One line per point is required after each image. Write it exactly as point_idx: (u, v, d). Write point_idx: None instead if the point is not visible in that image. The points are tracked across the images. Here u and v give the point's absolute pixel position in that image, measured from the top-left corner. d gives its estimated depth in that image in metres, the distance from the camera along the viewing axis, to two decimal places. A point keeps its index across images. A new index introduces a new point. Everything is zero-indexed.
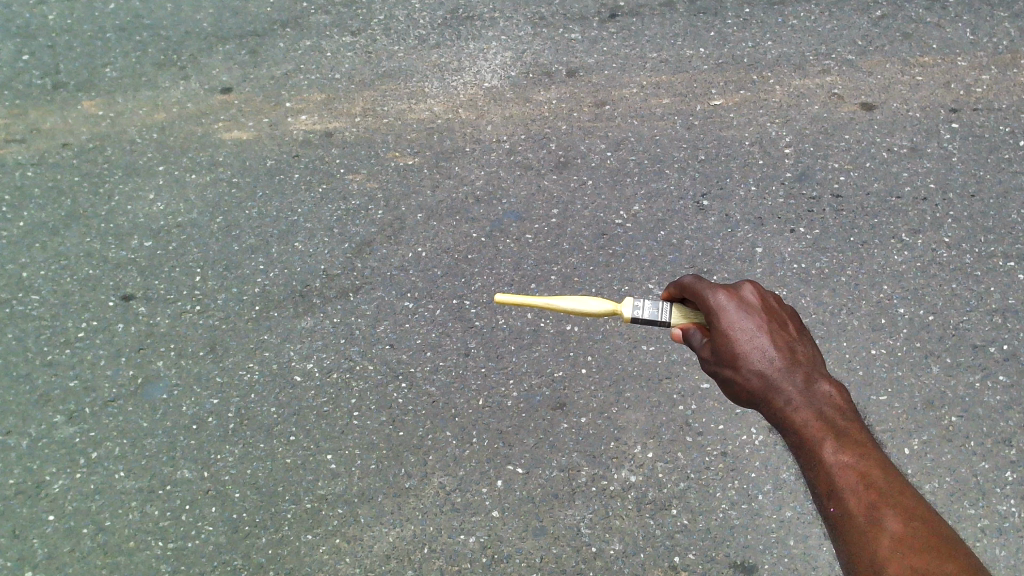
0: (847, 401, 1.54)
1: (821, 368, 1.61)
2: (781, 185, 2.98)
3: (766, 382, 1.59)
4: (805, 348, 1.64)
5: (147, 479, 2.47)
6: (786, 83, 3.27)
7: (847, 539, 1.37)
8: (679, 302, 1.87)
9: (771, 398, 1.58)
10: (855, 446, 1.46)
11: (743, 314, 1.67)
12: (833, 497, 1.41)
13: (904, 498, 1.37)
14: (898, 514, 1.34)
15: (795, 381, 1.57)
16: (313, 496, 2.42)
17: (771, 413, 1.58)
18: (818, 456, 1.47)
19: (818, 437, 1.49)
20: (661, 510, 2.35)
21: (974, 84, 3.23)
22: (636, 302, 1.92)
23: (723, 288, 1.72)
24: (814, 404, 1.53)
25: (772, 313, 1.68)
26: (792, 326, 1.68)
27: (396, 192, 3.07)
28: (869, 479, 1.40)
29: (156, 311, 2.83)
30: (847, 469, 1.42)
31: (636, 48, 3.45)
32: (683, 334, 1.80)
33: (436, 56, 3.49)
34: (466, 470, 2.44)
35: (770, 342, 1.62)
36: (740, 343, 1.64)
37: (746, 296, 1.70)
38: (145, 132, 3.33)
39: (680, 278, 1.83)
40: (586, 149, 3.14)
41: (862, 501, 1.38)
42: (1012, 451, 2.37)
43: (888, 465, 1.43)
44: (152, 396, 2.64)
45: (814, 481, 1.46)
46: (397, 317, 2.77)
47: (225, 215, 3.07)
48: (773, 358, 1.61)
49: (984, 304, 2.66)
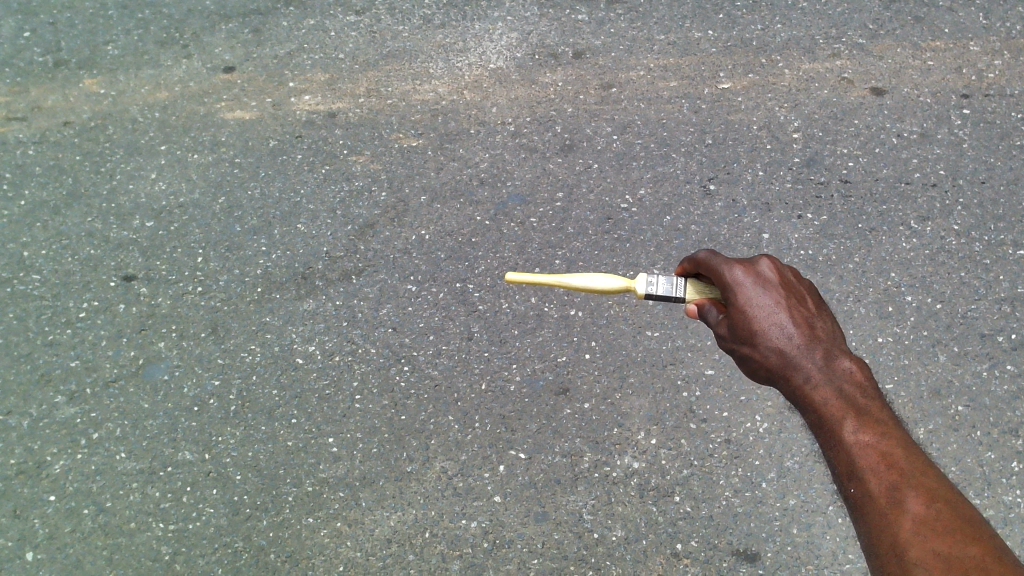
0: (868, 377, 1.51)
1: (840, 344, 1.58)
2: (789, 170, 2.95)
3: (785, 359, 1.55)
4: (824, 323, 1.60)
5: (148, 460, 2.46)
6: (796, 67, 3.23)
7: (867, 521, 1.35)
8: (694, 278, 1.86)
9: (789, 375, 1.54)
10: (876, 425, 1.43)
11: (760, 290, 1.64)
12: (853, 478, 1.39)
13: (926, 478, 1.35)
14: (920, 495, 1.33)
15: (814, 357, 1.53)
16: (314, 480, 2.41)
17: (789, 391, 1.55)
18: (838, 436, 1.44)
19: (837, 415, 1.46)
20: (664, 497, 2.33)
21: (986, 69, 3.19)
22: (650, 279, 1.91)
23: (739, 263, 1.70)
24: (834, 380, 1.50)
25: (789, 289, 1.64)
26: (811, 301, 1.64)
27: (399, 174, 3.05)
28: (890, 459, 1.38)
29: (157, 292, 2.82)
30: (867, 448, 1.40)
31: (643, 31, 3.41)
32: (699, 310, 1.78)
33: (441, 37, 3.45)
34: (468, 455, 2.43)
35: (789, 318, 1.59)
36: (758, 320, 1.61)
37: (763, 271, 1.67)
38: (147, 111, 3.30)
39: (696, 254, 1.82)
40: (592, 132, 3.10)
41: (883, 482, 1.36)
42: (1018, 442, 2.35)
43: (910, 444, 1.41)
44: (153, 377, 2.63)
45: (833, 461, 1.43)
46: (400, 300, 2.75)
47: (227, 196, 3.04)
48: (791, 334, 1.57)
49: (993, 293, 2.63)
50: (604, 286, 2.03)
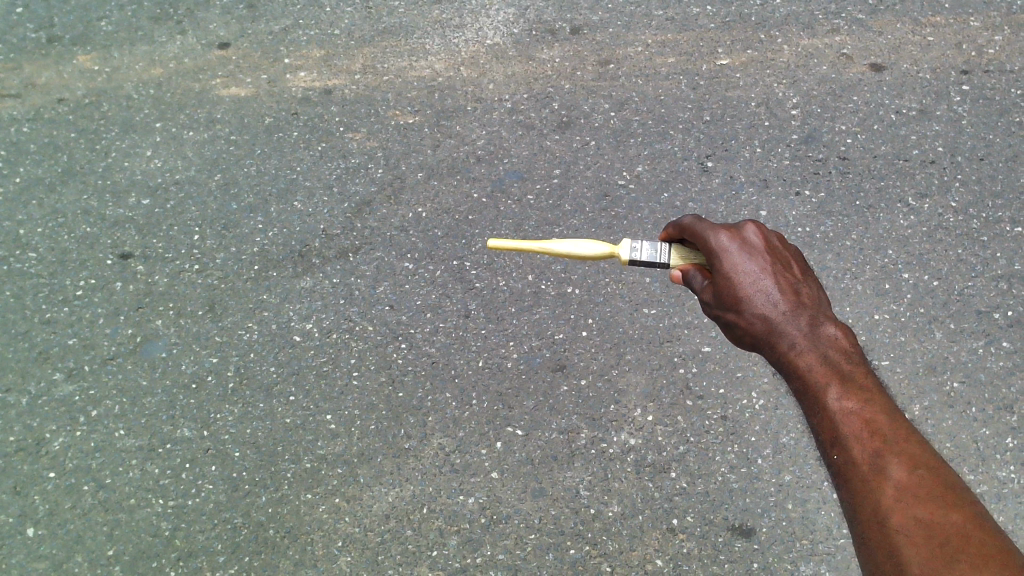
0: (853, 343, 1.52)
1: (825, 310, 1.60)
2: (787, 147, 2.94)
3: (769, 325, 1.57)
4: (809, 290, 1.63)
5: (147, 437, 2.47)
6: (795, 43, 3.21)
7: (849, 487, 1.36)
8: (677, 243, 1.87)
9: (774, 341, 1.56)
10: (861, 392, 1.44)
11: (746, 257, 1.67)
12: (836, 444, 1.40)
13: (909, 445, 1.36)
14: (902, 462, 1.34)
15: (798, 324, 1.55)
16: (313, 456, 2.42)
17: (774, 357, 1.57)
18: (821, 402, 1.45)
19: (821, 381, 1.47)
20: (660, 473, 2.35)
21: (986, 45, 3.16)
22: (634, 245, 1.93)
23: (725, 229, 1.73)
24: (819, 347, 1.51)
25: (776, 255, 1.68)
26: (796, 267, 1.67)
27: (396, 151, 3.03)
28: (874, 426, 1.39)
29: (154, 270, 2.81)
30: (850, 415, 1.41)
31: (641, 6, 3.38)
32: (684, 276, 1.81)
33: (438, 12, 3.42)
34: (465, 431, 2.44)
35: (774, 285, 1.61)
36: (743, 286, 1.64)
37: (748, 237, 1.71)
38: (142, 87, 3.28)
39: (681, 220, 1.84)
40: (589, 109, 3.09)
41: (866, 449, 1.36)
42: (1013, 418, 2.37)
43: (893, 411, 1.42)
44: (151, 354, 2.63)
45: (817, 427, 1.44)
46: (397, 277, 2.75)
47: (223, 173, 3.03)
48: (776, 301, 1.59)
49: (989, 270, 2.63)
50: (587, 252, 2.05)
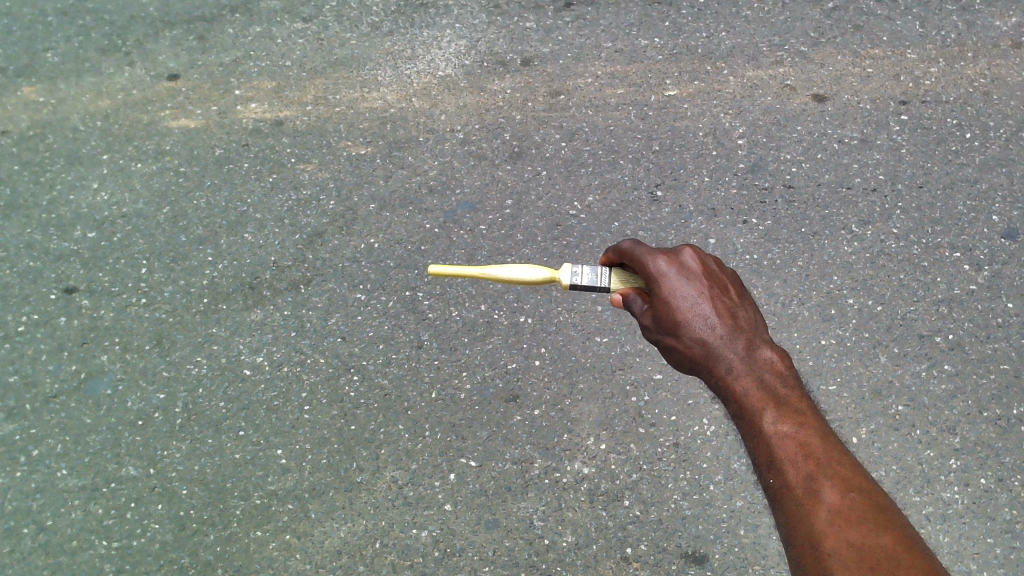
0: (788, 366, 1.56)
1: (762, 333, 1.63)
2: (734, 176, 2.99)
3: (708, 350, 1.61)
4: (746, 313, 1.66)
5: (91, 476, 2.42)
6: (740, 74, 3.27)
7: (785, 511, 1.39)
8: (618, 267, 1.91)
9: (712, 365, 1.60)
10: (795, 415, 1.47)
11: (684, 281, 1.69)
12: (772, 468, 1.43)
13: (842, 468, 1.39)
14: (835, 485, 1.37)
15: (736, 348, 1.59)
16: (263, 492, 2.38)
17: (712, 380, 1.60)
18: (758, 426, 1.48)
19: (758, 405, 1.50)
20: (614, 501, 2.35)
21: (923, 76, 3.24)
22: (574, 269, 1.95)
23: (663, 254, 1.74)
24: (755, 371, 1.55)
25: (713, 279, 1.70)
26: (733, 291, 1.70)
27: (348, 182, 3.03)
28: (808, 449, 1.42)
29: (100, 304, 2.77)
30: (785, 439, 1.44)
31: (591, 38, 3.41)
32: (624, 300, 1.83)
33: (389, 44, 3.43)
34: (418, 464, 2.43)
35: (713, 309, 1.64)
36: (681, 311, 1.66)
37: (686, 261, 1.72)
38: (89, 119, 3.25)
39: (620, 244, 1.86)
40: (541, 140, 3.12)
41: (800, 472, 1.39)
42: (956, 440, 2.42)
43: (827, 433, 1.45)
44: (95, 391, 2.58)
45: (753, 451, 1.47)
46: (349, 309, 2.73)
47: (172, 206, 3.00)
48: (714, 325, 1.62)
49: (930, 294, 2.70)
50: (529, 276, 2.10)
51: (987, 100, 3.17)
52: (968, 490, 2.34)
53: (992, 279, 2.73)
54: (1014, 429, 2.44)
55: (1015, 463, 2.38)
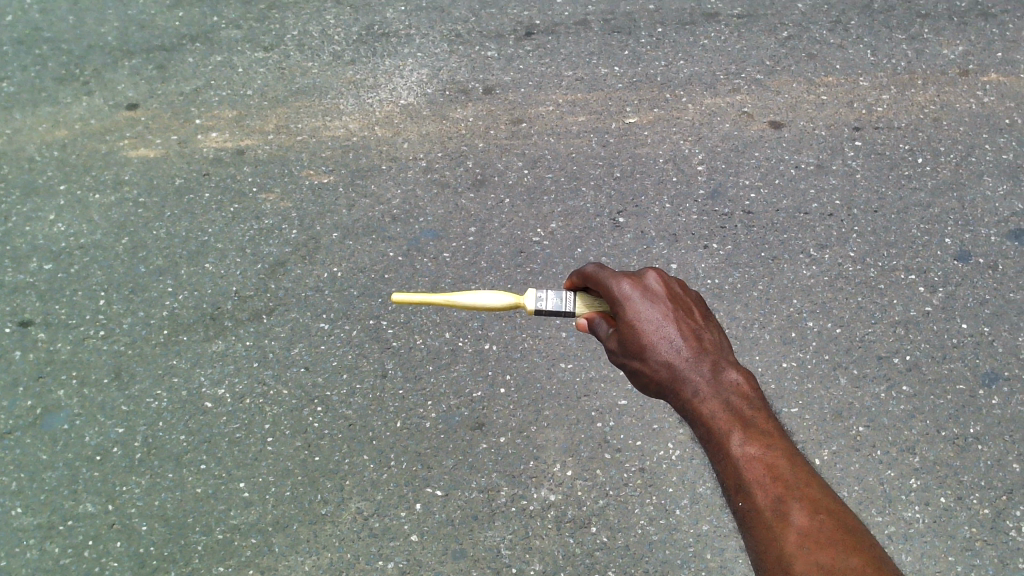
0: (754, 388, 1.58)
1: (727, 355, 1.65)
2: (694, 202, 3.04)
3: (674, 373, 1.61)
4: (711, 336, 1.68)
5: (46, 514, 2.38)
6: (698, 102, 3.33)
7: (755, 533, 1.40)
8: (581, 291, 1.93)
9: (678, 388, 1.60)
10: (762, 437, 1.49)
11: (649, 304, 1.69)
12: (741, 491, 1.44)
13: (810, 490, 1.41)
14: (804, 507, 1.39)
15: (702, 370, 1.60)
16: (225, 527, 2.34)
17: (679, 404, 1.61)
18: (725, 448, 1.49)
19: (725, 428, 1.51)
20: (581, 528, 2.35)
21: (874, 103, 3.32)
22: (539, 295, 1.96)
23: (627, 277, 1.74)
24: (721, 393, 1.56)
25: (677, 301, 1.71)
26: (697, 313, 1.72)
27: (310, 211, 3.02)
28: (776, 471, 1.43)
29: (56, 338, 2.73)
30: (753, 461, 1.45)
31: (551, 67, 3.45)
32: (589, 324, 1.83)
33: (351, 73, 3.44)
34: (384, 494, 2.40)
35: (678, 332, 1.65)
36: (647, 334, 1.66)
37: (650, 283, 1.73)
38: (45, 150, 3.21)
39: (584, 267, 1.86)
40: (503, 167, 3.14)
41: (769, 495, 1.41)
42: (915, 459, 2.46)
43: (794, 454, 1.47)
44: (52, 427, 2.54)
45: (721, 473, 1.48)
46: (313, 338, 2.71)
47: (131, 236, 2.96)
48: (680, 347, 1.63)
49: (888, 316, 2.75)
50: (493, 303, 2.09)
51: (937, 126, 3.26)
52: (928, 508, 2.38)
53: (946, 300, 2.79)
54: (972, 447, 2.48)
55: (973, 481, 2.42)
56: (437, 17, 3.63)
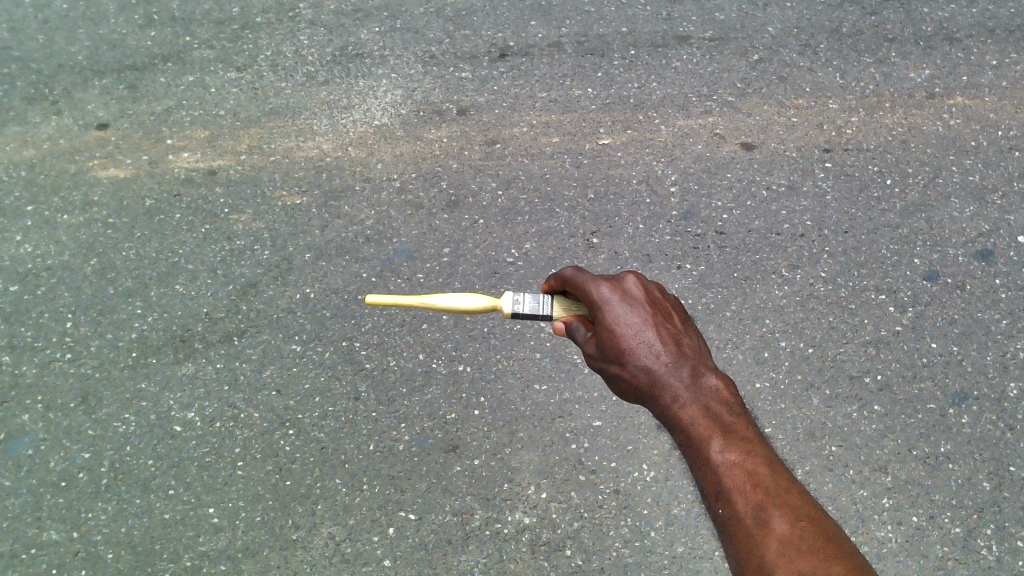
0: (733, 395, 1.58)
1: (706, 361, 1.66)
2: (667, 223, 3.05)
3: (653, 378, 1.61)
4: (690, 341, 1.68)
5: (9, 543, 2.33)
6: (671, 123, 3.36)
7: (735, 541, 1.39)
8: (559, 295, 1.92)
9: (658, 394, 1.61)
10: (742, 444, 1.49)
11: (628, 308, 1.70)
12: (721, 498, 1.43)
13: (790, 497, 1.41)
14: (784, 514, 1.38)
15: (681, 376, 1.60)
16: (194, 554, 2.31)
17: (659, 410, 1.61)
18: (705, 455, 1.49)
19: (704, 434, 1.51)
20: (555, 552, 2.33)
21: (844, 125, 3.37)
22: (516, 297, 1.97)
23: (606, 281, 1.75)
24: (701, 399, 1.56)
25: (656, 306, 1.72)
26: (676, 318, 1.72)
27: (283, 232, 3.00)
28: (756, 478, 1.43)
29: (21, 361, 2.68)
30: (733, 468, 1.45)
31: (525, 88, 3.46)
32: (567, 328, 1.83)
33: (324, 93, 3.43)
34: (356, 519, 2.38)
35: (657, 336, 1.66)
36: (626, 338, 1.67)
37: (629, 288, 1.74)
38: (13, 169, 3.16)
39: (562, 271, 1.86)
40: (477, 188, 3.14)
41: (749, 502, 1.41)
42: (888, 479, 2.47)
43: (774, 461, 1.47)
44: (15, 452, 2.49)
45: (701, 480, 1.48)
46: (284, 361, 2.68)
47: (99, 257, 2.92)
48: (660, 353, 1.64)
49: (859, 336, 2.77)
50: (469, 305, 2.08)
51: (905, 148, 3.30)
52: (900, 528, 2.39)
53: (916, 320, 2.82)
54: (943, 466, 2.50)
55: (945, 500, 2.44)
56: (411, 38, 3.63)
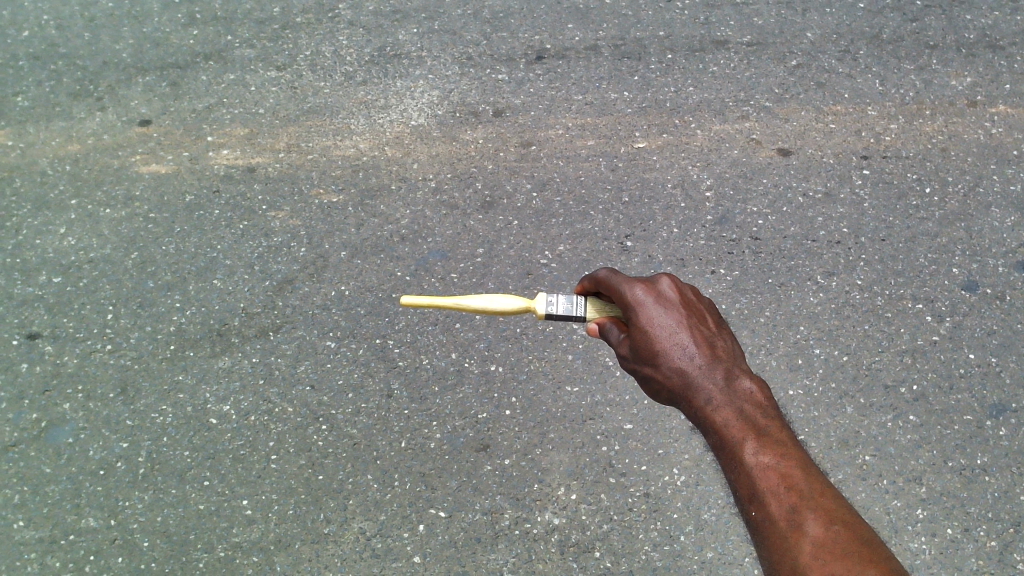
0: (767, 397, 1.58)
1: (740, 363, 1.65)
2: (702, 228, 3.05)
3: (686, 380, 1.62)
4: (724, 343, 1.68)
5: (49, 528, 2.38)
6: (707, 128, 3.35)
7: (769, 544, 1.39)
8: (593, 297, 1.93)
9: (691, 396, 1.60)
10: (776, 446, 1.48)
11: (662, 310, 1.71)
12: (755, 501, 1.43)
13: (825, 500, 1.40)
14: (819, 517, 1.37)
15: (715, 378, 1.60)
16: (227, 544, 2.35)
17: (692, 412, 1.61)
18: (738, 457, 1.49)
19: (738, 436, 1.51)
20: (584, 553, 2.34)
21: (883, 132, 3.34)
22: (550, 299, 1.97)
23: (640, 283, 1.76)
24: (735, 402, 1.56)
25: (690, 309, 1.72)
26: (711, 321, 1.72)
27: (319, 230, 3.03)
28: (790, 481, 1.43)
29: (63, 351, 2.74)
30: (767, 470, 1.45)
31: (561, 91, 3.47)
32: (599, 329, 1.84)
33: (362, 93, 3.46)
34: (387, 515, 2.40)
35: (691, 339, 1.66)
36: (659, 340, 1.67)
37: (663, 290, 1.75)
38: (58, 164, 3.23)
39: (596, 273, 1.88)
40: (512, 189, 3.15)
41: (783, 505, 1.40)
42: (922, 490, 2.45)
43: (808, 464, 1.46)
44: (56, 440, 2.55)
45: (735, 483, 1.48)
46: (318, 357, 2.71)
47: (140, 251, 2.98)
48: (693, 355, 1.64)
49: (895, 345, 2.74)
50: (503, 306, 2.10)
51: (945, 156, 3.27)
52: (934, 540, 2.37)
53: (954, 330, 2.79)
54: (979, 479, 2.47)
55: (980, 513, 2.41)
56: (448, 40, 3.65)
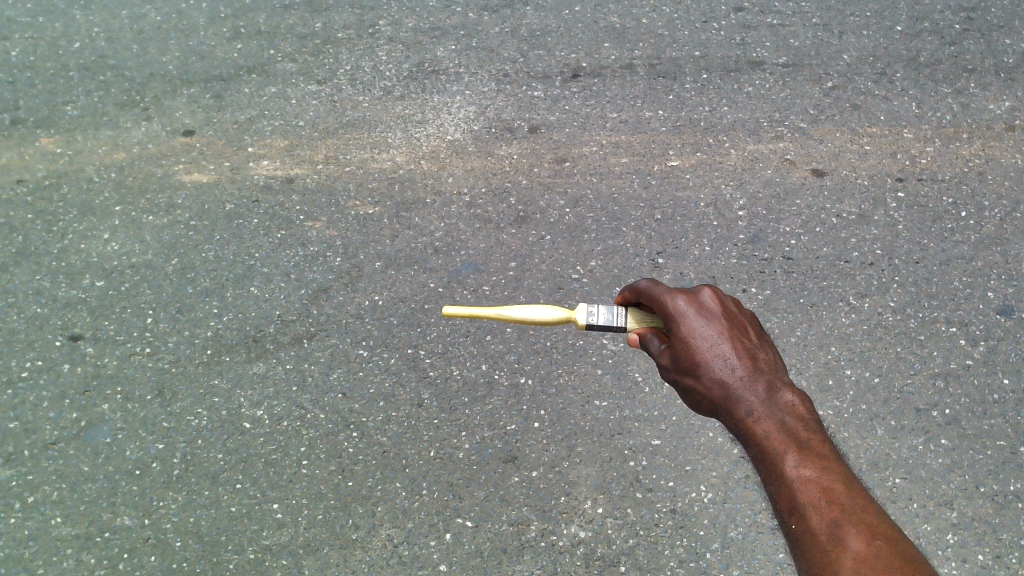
0: (809, 410, 1.58)
1: (781, 375, 1.66)
2: (734, 246, 3.05)
3: (727, 392, 1.62)
4: (766, 354, 1.68)
5: (85, 525, 2.43)
6: (741, 147, 3.36)
7: (808, 557, 1.40)
8: (633, 307, 1.94)
9: (732, 408, 1.61)
10: (818, 460, 1.49)
11: (703, 321, 1.72)
12: (795, 513, 1.44)
13: (866, 515, 1.40)
14: (860, 533, 1.38)
15: (756, 390, 1.60)
16: (257, 547, 2.38)
17: (732, 423, 1.61)
18: (779, 470, 1.49)
19: (779, 449, 1.51)
20: (610, 567, 2.34)
21: (919, 155, 3.32)
22: (591, 309, 2.00)
23: (682, 293, 1.78)
24: (776, 414, 1.56)
25: (731, 320, 1.73)
26: (752, 332, 1.72)
27: (354, 240, 3.08)
28: (831, 494, 1.43)
29: (104, 352, 2.80)
30: (808, 483, 1.45)
31: (596, 108, 3.50)
32: (641, 340, 1.85)
33: (400, 107, 3.52)
34: (414, 522, 2.42)
35: (732, 350, 1.66)
36: (700, 351, 1.68)
37: (704, 301, 1.76)
38: (103, 171, 3.32)
39: (637, 283, 1.90)
40: (545, 205, 3.18)
41: (824, 518, 1.41)
42: (953, 514, 2.43)
43: (850, 479, 1.47)
44: (95, 440, 2.61)
45: (775, 495, 1.48)
46: (351, 365, 2.75)
47: (180, 257, 3.05)
48: (734, 366, 1.64)
49: (927, 368, 2.72)
50: (544, 317, 2.11)
51: (981, 180, 3.25)
52: (964, 565, 2.34)
53: (988, 354, 2.76)
54: (1011, 505, 2.44)
55: (1013, 540, 2.37)
56: (486, 57, 3.71)
